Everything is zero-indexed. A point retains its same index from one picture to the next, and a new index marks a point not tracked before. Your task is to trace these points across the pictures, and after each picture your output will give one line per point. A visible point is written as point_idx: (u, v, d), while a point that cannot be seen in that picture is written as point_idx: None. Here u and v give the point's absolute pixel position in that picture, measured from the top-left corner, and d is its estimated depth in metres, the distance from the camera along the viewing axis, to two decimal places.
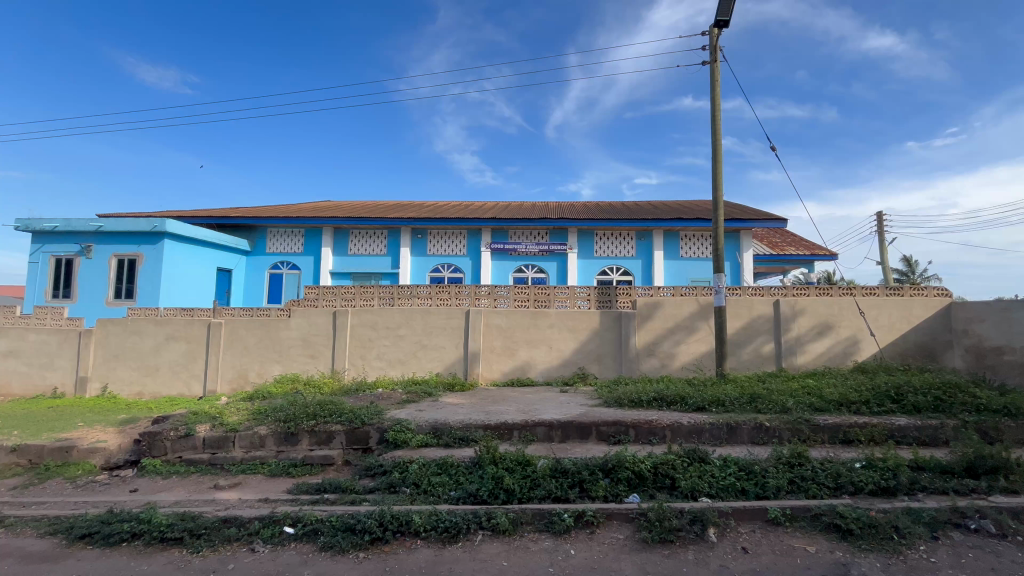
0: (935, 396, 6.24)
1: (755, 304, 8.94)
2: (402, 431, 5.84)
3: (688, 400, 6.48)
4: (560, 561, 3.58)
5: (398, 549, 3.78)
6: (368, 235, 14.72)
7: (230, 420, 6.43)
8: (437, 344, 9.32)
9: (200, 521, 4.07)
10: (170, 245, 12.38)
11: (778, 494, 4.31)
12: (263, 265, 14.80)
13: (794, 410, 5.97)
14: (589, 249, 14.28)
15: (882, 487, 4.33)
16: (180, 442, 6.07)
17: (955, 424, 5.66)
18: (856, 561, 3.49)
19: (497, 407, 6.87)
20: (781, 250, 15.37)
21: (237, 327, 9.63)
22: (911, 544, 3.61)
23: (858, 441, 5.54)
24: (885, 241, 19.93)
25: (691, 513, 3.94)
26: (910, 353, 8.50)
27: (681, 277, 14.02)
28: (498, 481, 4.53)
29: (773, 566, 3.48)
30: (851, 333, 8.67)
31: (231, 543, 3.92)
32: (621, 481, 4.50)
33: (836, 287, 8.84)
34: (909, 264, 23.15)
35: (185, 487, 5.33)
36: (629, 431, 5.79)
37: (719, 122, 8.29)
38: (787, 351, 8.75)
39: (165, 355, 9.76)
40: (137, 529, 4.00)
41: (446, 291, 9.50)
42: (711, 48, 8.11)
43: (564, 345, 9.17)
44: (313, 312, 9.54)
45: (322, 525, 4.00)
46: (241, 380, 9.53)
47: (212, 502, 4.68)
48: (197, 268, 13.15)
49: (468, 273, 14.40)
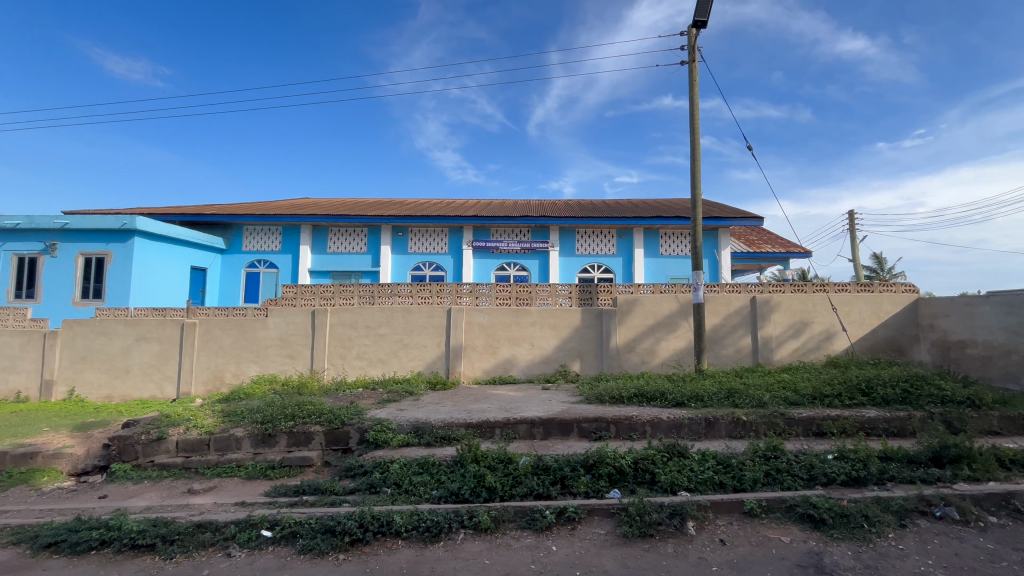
0: (903, 389, 6.45)
1: (732, 301, 9.10)
2: (383, 431, 5.79)
3: (668, 395, 6.57)
4: (542, 558, 3.59)
5: (378, 549, 3.75)
6: (347, 233, 14.52)
7: (205, 422, 6.26)
8: (419, 342, 9.26)
9: (174, 527, 3.94)
10: (141, 243, 12.01)
11: (754, 486, 4.40)
12: (239, 263, 14.48)
13: (770, 404, 6.11)
14: (570, 246, 14.35)
15: (853, 477, 4.47)
16: (151, 445, 5.88)
17: (922, 415, 5.88)
18: (828, 550, 3.58)
19: (479, 406, 6.84)
20: (757, 247, 15.73)
21: (211, 327, 9.40)
22: (881, 532, 3.72)
23: (830, 433, 5.72)
24: (857, 239, 20.63)
25: (670, 507, 3.99)
26: (880, 347, 8.79)
27: (661, 275, 14.21)
28: (479, 479, 4.53)
29: (749, 556, 3.55)
30: (824, 328, 8.92)
31: (206, 548, 3.83)
32: (602, 477, 4.54)
33: (810, 283, 9.03)
34: (878, 261, 23.93)
35: (158, 492, 5.20)
36: (610, 427, 5.85)
37: (697, 121, 8.41)
38: (763, 346, 8.95)
39: (136, 356, 9.47)
40: (107, 537, 3.86)
41: (427, 289, 9.41)
42: (689, 48, 8.32)
43: (545, 342, 9.19)
44: (291, 311, 9.35)
45: (301, 527, 3.94)
46: (216, 381, 9.32)
47: (186, 507, 4.57)
48: (169, 267, 12.78)
49: (450, 271, 14.34)
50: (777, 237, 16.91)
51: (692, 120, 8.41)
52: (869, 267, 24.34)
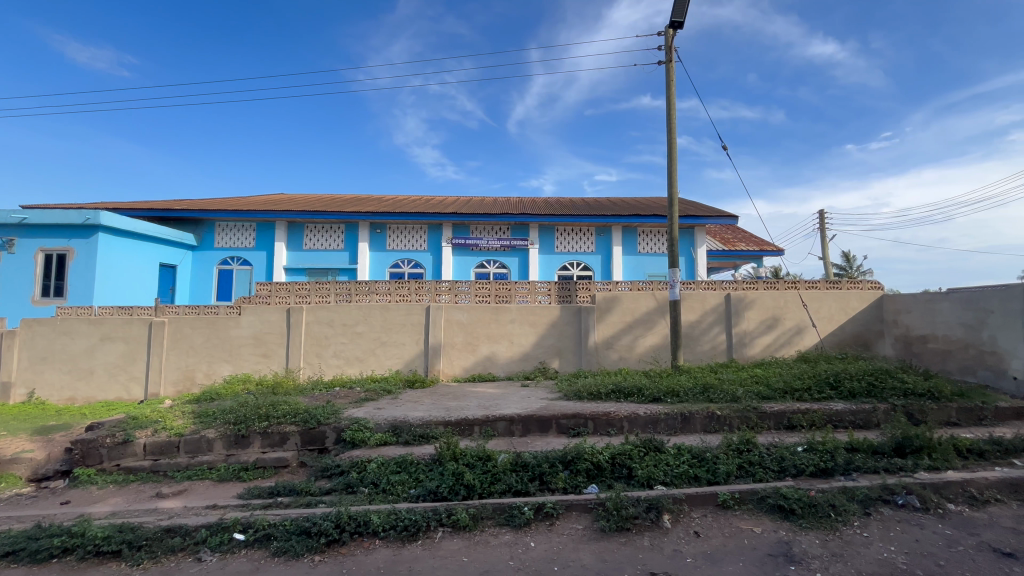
0: (868, 382, 6.70)
1: (708, 298, 9.27)
2: (361, 430, 5.72)
3: (645, 391, 6.67)
4: (520, 554, 3.60)
5: (355, 550, 3.70)
6: (323, 229, 14.25)
7: (174, 423, 6.08)
8: (397, 340, 9.16)
9: (141, 532, 3.82)
10: (106, 239, 11.56)
11: (727, 479, 4.51)
12: (210, 260, 14.08)
13: (743, 399, 6.26)
14: (550, 244, 14.40)
15: (821, 468, 4.62)
16: (117, 449, 5.68)
17: (886, 408, 6.12)
18: (797, 539, 3.69)
19: (458, 403, 6.82)
20: (732, 245, 16.08)
21: (181, 326, 9.13)
22: (846, 520, 3.85)
23: (800, 426, 5.89)
24: (826, 237, 21.30)
25: (647, 501, 4.06)
26: (847, 343, 9.09)
27: (639, 272, 14.39)
28: (458, 477, 4.51)
29: (722, 547, 3.63)
30: (796, 324, 9.17)
31: (176, 554, 3.71)
32: (580, 473, 4.59)
33: (782, 281, 9.26)
34: (847, 259, 24.71)
35: (124, 496, 5.03)
36: (588, 423, 5.92)
37: (674, 120, 8.53)
38: (737, 343, 9.15)
39: (100, 356, 9.13)
40: (69, 544, 3.71)
41: (405, 287, 9.31)
42: (666, 49, 8.44)
43: (524, 339, 9.21)
44: (265, 309, 9.14)
45: (275, 529, 3.86)
46: (186, 381, 9.06)
47: (154, 511, 4.43)
48: (136, 264, 12.34)
49: (429, 268, 14.23)
50: (751, 235, 17.32)
51: (669, 120, 8.53)
52: (837, 263, 25.24)
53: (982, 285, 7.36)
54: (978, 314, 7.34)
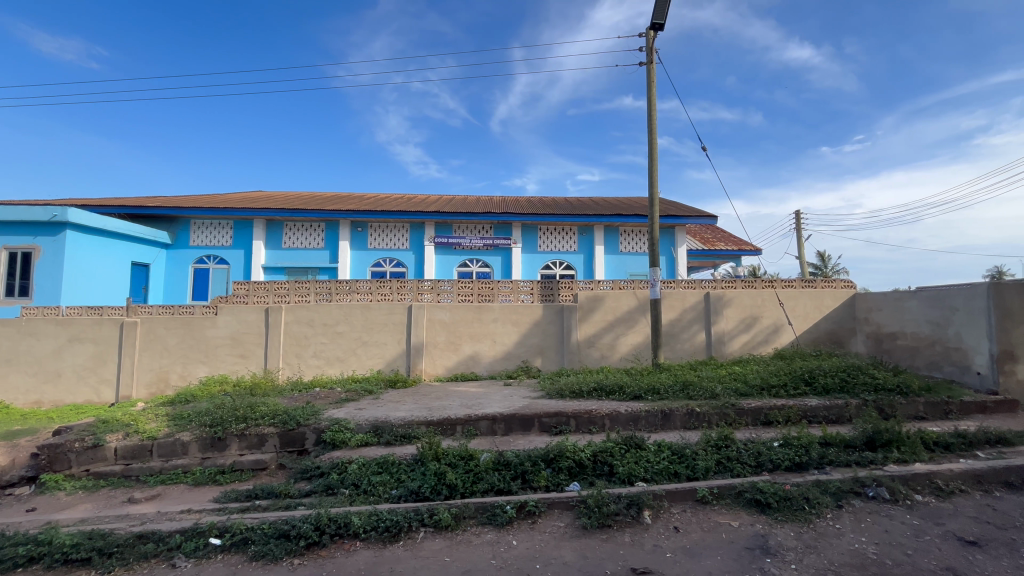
0: (841, 378, 6.89)
1: (688, 296, 9.41)
2: (341, 431, 5.65)
3: (626, 389, 6.74)
4: (502, 552, 3.61)
5: (336, 552, 3.66)
6: (303, 227, 14.02)
7: (147, 427, 5.91)
8: (379, 340, 9.07)
9: (112, 539, 3.71)
10: (73, 237, 11.17)
11: (706, 474, 4.59)
12: (185, 259, 13.73)
13: (722, 396, 6.38)
14: (533, 243, 14.43)
15: (796, 463, 4.74)
16: (87, 453, 5.51)
17: (858, 403, 6.30)
18: (773, 531, 3.78)
19: (440, 403, 6.78)
20: (711, 245, 16.35)
21: (154, 326, 8.88)
22: (820, 513, 3.96)
23: (777, 422, 6.03)
24: (802, 237, 21.82)
25: (627, 498, 4.11)
26: (822, 340, 9.34)
27: (620, 271, 14.52)
28: (439, 477, 4.49)
29: (701, 541, 3.70)
30: (773, 323, 9.38)
31: (148, 561, 3.62)
32: (562, 470, 4.62)
33: (759, 280, 9.46)
34: (822, 258, 25.34)
35: (94, 502, 4.87)
36: (570, 421, 5.96)
37: (655, 121, 8.63)
38: (716, 341, 9.31)
39: (68, 358, 8.83)
40: (35, 552, 3.58)
41: (387, 286, 9.23)
42: (647, 50, 8.53)
43: (506, 338, 9.22)
44: (242, 309, 8.96)
45: (252, 533, 3.79)
46: (160, 383, 8.82)
47: (126, 517, 4.30)
48: (107, 263, 11.96)
49: (411, 267, 14.12)
50: (730, 235, 17.63)
51: (650, 122, 8.63)
52: (813, 262, 25.89)
53: (947, 285, 7.63)
54: (944, 312, 7.60)
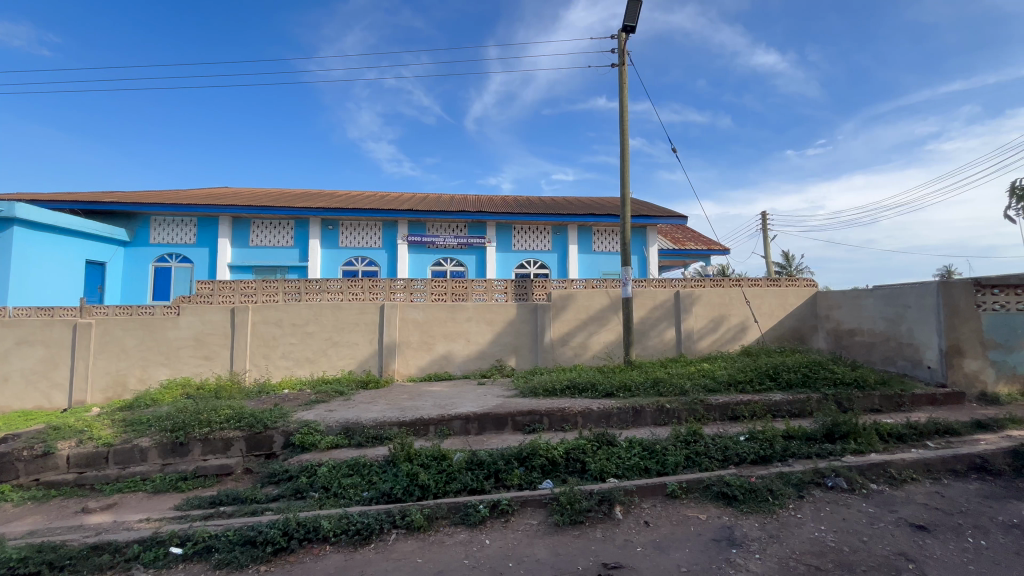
0: (804, 373, 7.16)
1: (658, 295, 9.60)
2: (310, 433, 5.54)
3: (599, 386, 6.83)
4: (475, 552, 3.60)
5: (304, 557, 3.58)
6: (271, 225, 13.65)
7: (103, 433, 5.64)
8: (350, 340, 8.92)
9: (63, 551, 3.52)
10: (22, 233, 10.55)
11: (676, 469, 4.69)
12: (145, 257, 13.17)
13: (691, 392, 6.54)
14: (507, 242, 14.43)
15: (761, 456, 4.90)
16: (36, 462, 5.23)
17: (818, 397, 6.55)
18: (738, 523, 3.89)
19: (413, 403, 6.71)
20: (681, 245, 16.70)
21: (111, 328, 8.49)
22: (782, 503, 4.11)
23: (743, 416, 6.21)
24: (768, 237, 22.53)
25: (599, 494, 4.17)
26: (785, 336, 9.67)
27: (594, 270, 14.68)
28: (412, 477, 4.45)
29: (670, 535, 3.77)
30: (740, 320, 9.65)
31: (104, 572, 3.45)
32: (535, 468, 4.64)
33: (727, 279, 9.72)
34: (786, 258, 26.25)
35: (44, 513, 4.62)
36: (543, 419, 6.00)
37: (627, 121, 8.75)
38: (686, 338, 9.52)
39: (16, 362, 8.34)
40: None
41: (358, 285, 9.07)
42: (619, 52, 8.65)
43: (480, 337, 9.20)
44: (206, 309, 8.65)
45: (217, 540, 3.67)
46: (117, 387, 8.44)
47: (80, 528, 4.10)
48: (59, 261, 11.35)
49: (384, 266, 13.92)
50: (700, 235, 18.06)
51: (622, 122, 8.74)
52: (778, 261, 26.78)
53: (901, 283, 8.01)
54: (898, 309, 7.97)
